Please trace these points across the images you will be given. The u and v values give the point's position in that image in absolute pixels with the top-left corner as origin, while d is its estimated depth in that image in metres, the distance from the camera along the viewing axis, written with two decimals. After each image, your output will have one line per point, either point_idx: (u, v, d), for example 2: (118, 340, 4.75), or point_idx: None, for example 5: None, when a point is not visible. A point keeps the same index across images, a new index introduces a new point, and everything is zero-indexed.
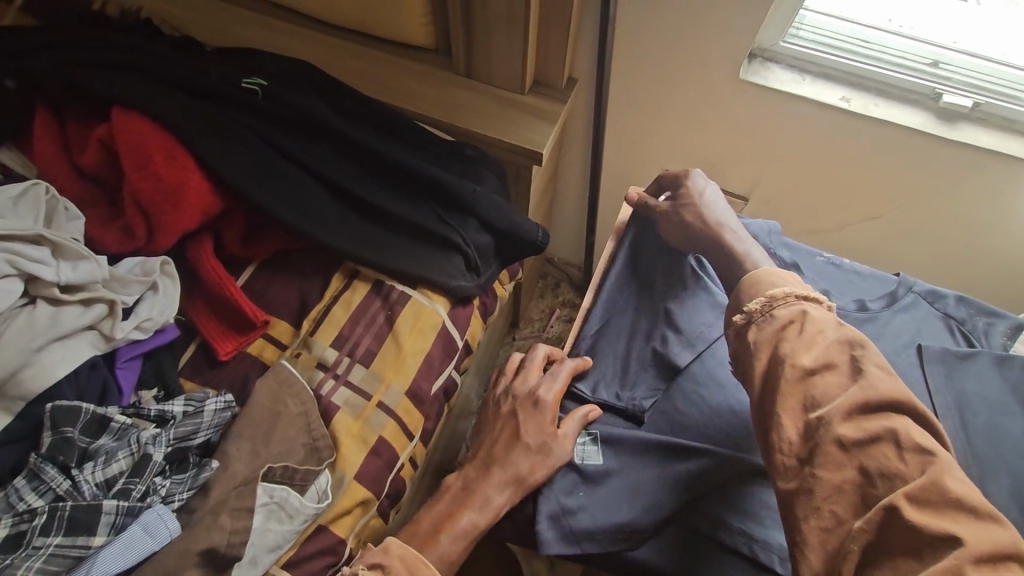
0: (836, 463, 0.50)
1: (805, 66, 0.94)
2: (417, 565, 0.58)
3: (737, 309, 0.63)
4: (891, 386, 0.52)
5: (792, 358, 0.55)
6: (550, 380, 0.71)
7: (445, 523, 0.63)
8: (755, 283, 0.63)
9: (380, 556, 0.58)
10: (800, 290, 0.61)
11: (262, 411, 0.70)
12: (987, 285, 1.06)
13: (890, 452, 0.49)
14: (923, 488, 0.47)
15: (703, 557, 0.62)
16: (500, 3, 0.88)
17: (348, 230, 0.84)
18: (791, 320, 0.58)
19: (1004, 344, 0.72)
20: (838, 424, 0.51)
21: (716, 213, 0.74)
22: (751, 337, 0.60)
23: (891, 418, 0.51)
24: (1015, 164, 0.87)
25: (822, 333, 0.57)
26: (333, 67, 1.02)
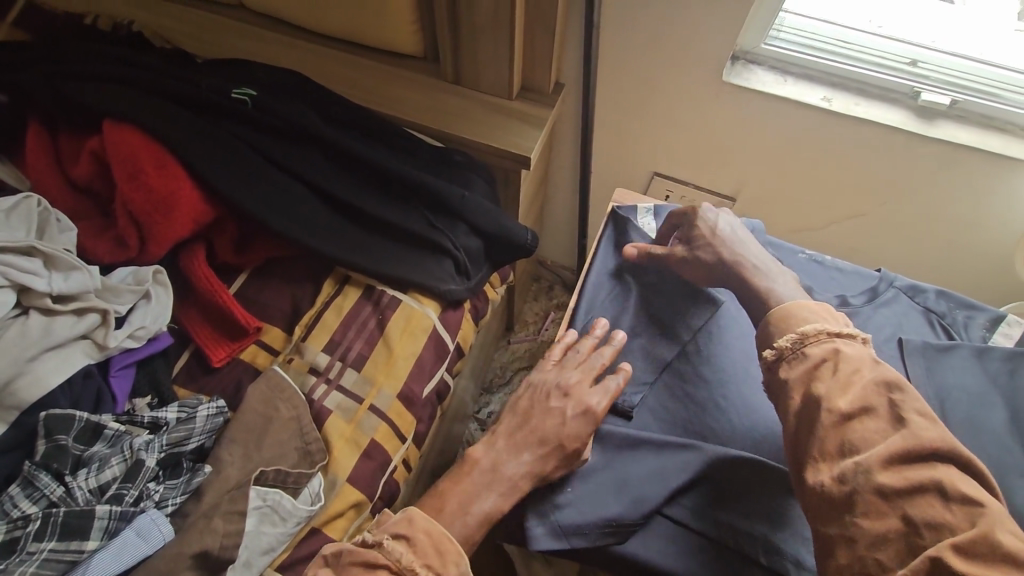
0: (878, 510, 0.48)
1: (786, 68, 0.95)
2: (442, 543, 0.58)
3: (767, 343, 0.61)
4: (937, 434, 0.50)
5: (830, 402, 0.53)
6: (605, 391, 0.68)
7: (470, 505, 0.62)
8: (786, 318, 0.61)
9: (404, 527, 0.59)
10: (832, 326, 0.59)
11: (253, 416, 0.71)
12: (976, 283, 1.07)
13: (936, 504, 0.47)
14: (973, 539, 0.44)
15: (695, 554, 0.62)
16: (485, 11, 0.89)
17: (339, 236, 0.85)
18: (824, 359, 0.56)
19: (983, 336, 0.73)
20: (877, 472, 0.48)
21: (737, 246, 0.72)
22: (782, 375, 0.58)
23: (936, 469, 0.48)
24: (995, 160, 0.89)
25: (858, 373, 0.55)
26: (323, 76, 1.03)
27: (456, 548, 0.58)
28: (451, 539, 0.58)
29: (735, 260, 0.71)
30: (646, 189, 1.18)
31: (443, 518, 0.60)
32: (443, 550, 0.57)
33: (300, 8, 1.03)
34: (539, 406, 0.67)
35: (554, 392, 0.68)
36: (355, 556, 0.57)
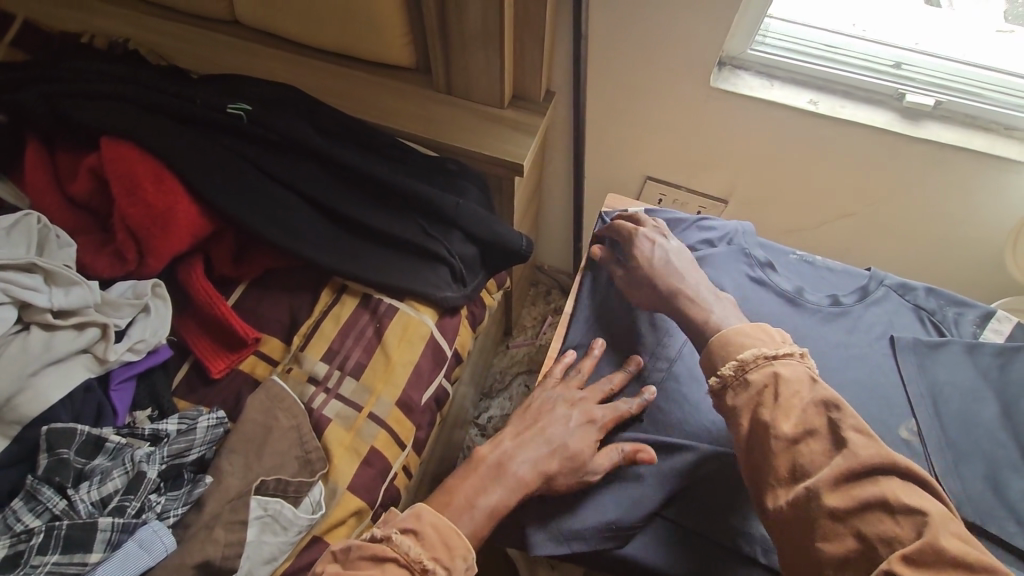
0: (835, 534, 0.49)
1: (773, 72, 0.97)
2: (449, 538, 0.58)
3: (711, 372, 0.61)
4: (875, 451, 0.51)
5: (775, 428, 0.54)
6: (614, 408, 0.70)
7: (477, 498, 0.62)
8: (725, 343, 0.61)
9: (412, 521, 0.59)
10: (769, 349, 0.59)
11: (253, 426, 0.71)
12: (970, 279, 1.08)
13: (885, 519, 0.48)
14: (920, 548, 0.45)
15: (694, 555, 0.63)
16: (475, 21, 0.91)
17: (336, 246, 0.86)
18: (764, 385, 0.57)
19: (973, 332, 0.74)
20: (826, 496, 0.50)
21: (671, 275, 0.72)
22: (728, 401, 0.59)
23: (880, 484, 0.49)
24: (979, 158, 0.90)
25: (797, 394, 0.55)
26: (316, 89, 1.05)
27: (464, 542, 0.58)
28: (458, 533, 0.59)
29: (674, 291, 0.71)
30: (640, 193, 1.20)
31: (448, 512, 0.61)
32: (451, 545, 0.57)
33: (293, 23, 1.04)
34: (545, 412, 0.70)
35: (564, 402, 0.70)
36: (366, 550, 0.57)
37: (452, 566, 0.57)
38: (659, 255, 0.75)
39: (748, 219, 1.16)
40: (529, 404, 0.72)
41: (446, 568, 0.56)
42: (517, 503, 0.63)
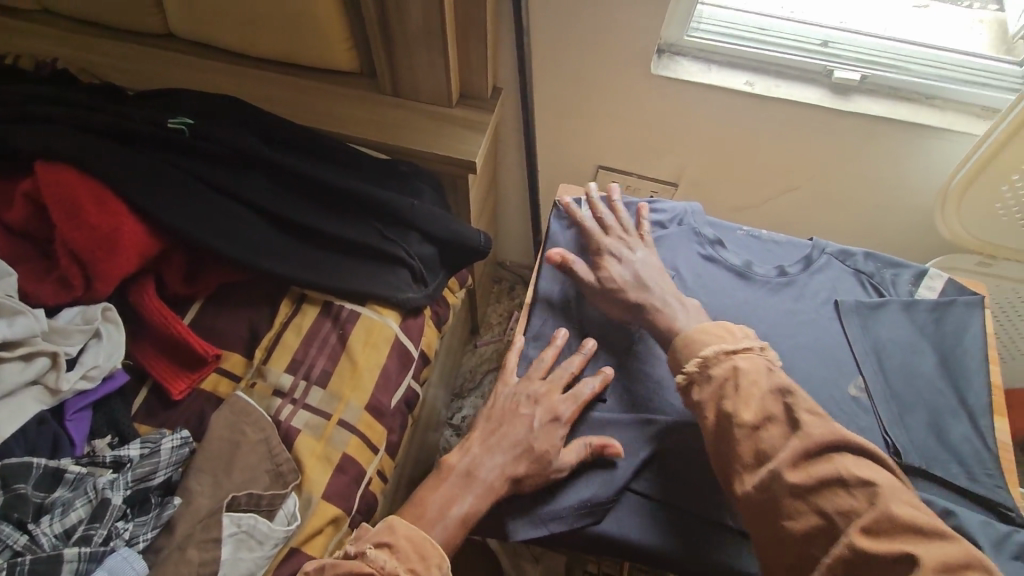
0: (798, 511, 0.52)
1: (709, 56, 1.00)
2: (422, 546, 0.59)
3: (677, 369, 0.64)
4: (825, 430, 0.55)
5: (736, 418, 0.57)
6: (576, 399, 0.70)
7: (448, 507, 0.63)
8: (689, 342, 0.65)
9: (385, 534, 0.60)
10: (730, 345, 0.62)
11: (220, 443, 0.70)
12: (907, 243, 1.14)
13: (841, 493, 0.52)
14: (874, 518, 0.49)
15: (666, 525, 0.65)
16: (417, 22, 0.92)
17: (292, 257, 0.86)
18: (726, 378, 0.60)
19: (909, 290, 0.77)
20: (787, 475, 0.53)
21: (641, 290, 0.73)
22: (693, 397, 0.62)
23: (835, 460, 0.53)
24: (905, 127, 0.95)
25: (756, 385, 0.58)
26: (261, 100, 1.04)
27: (439, 550, 0.59)
28: (432, 541, 0.60)
29: (640, 304, 0.72)
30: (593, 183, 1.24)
31: (422, 520, 0.63)
32: (426, 554, 0.58)
33: (231, 34, 1.03)
34: (511, 413, 0.70)
35: (527, 397, 0.70)
36: (340, 567, 0.58)
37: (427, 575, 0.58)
38: (625, 273, 0.75)
39: (699, 201, 1.20)
40: (493, 402, 0.72)
41: None
42: (489, 509, 0.64)
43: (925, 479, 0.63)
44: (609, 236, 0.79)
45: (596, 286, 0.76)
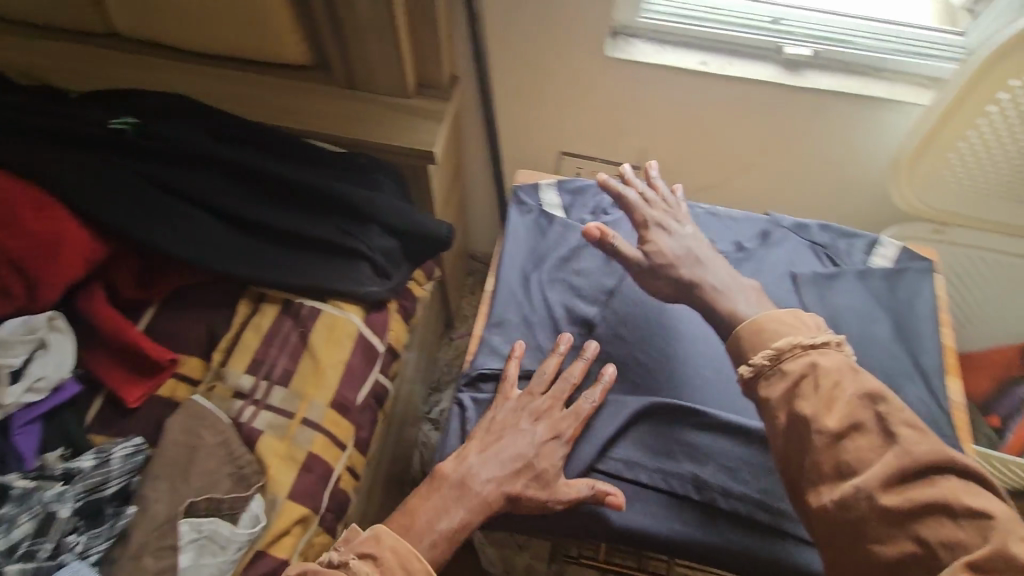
0: (891, 536, 0.49)
1: (663, 37, 1.00)
2: (409, 563, 0.54)
3: (742, 359, 0.61)
4: (928, 448, 0.51)
5: (817, 422, 0.53)
6: (579, 415, 0.64)
7: (438, 520, 0.57)
8: (758, 331, 0.61)
9: (371, 545, 0.55)
10: (807, 338, 0.59)
11: (176, 448, 0.68)
12: (866, 216, 1.15)
13: (946, 522, 0.48)
14: (988, 556, 0.45)
15: (633, 502, 0.61)
16: (366, 11, 0.90)
17: (250, 256, 0.83)
18: (802, 374, 0.57)
19: (864, 259, 0.79)
20: (882, 496, 0.50)
21: (694, 267, 0.68)
22: (762, 394, 0.58)
23: (939, 485, 0.50)
24: (856, 101, 0.96)
25: (839, 388, 0.55)
26: (212, 98, 1.01)
27: (424, 565, 0.54)
28: (419, 557, 0.54)
29: (693, 282, 0.67)
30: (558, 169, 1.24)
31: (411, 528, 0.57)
32: (410, 569, 0.54)
33: (176, 31, 1.00)
34: (511, 425, 0.63)
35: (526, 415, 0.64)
36: None
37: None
38: (676, 247, 0.69)
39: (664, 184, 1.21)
40: (492, 414, 0.65)
41: None
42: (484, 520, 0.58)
43: None
44: (653, 207, 0.73)
45: (643, 263, 0.69)
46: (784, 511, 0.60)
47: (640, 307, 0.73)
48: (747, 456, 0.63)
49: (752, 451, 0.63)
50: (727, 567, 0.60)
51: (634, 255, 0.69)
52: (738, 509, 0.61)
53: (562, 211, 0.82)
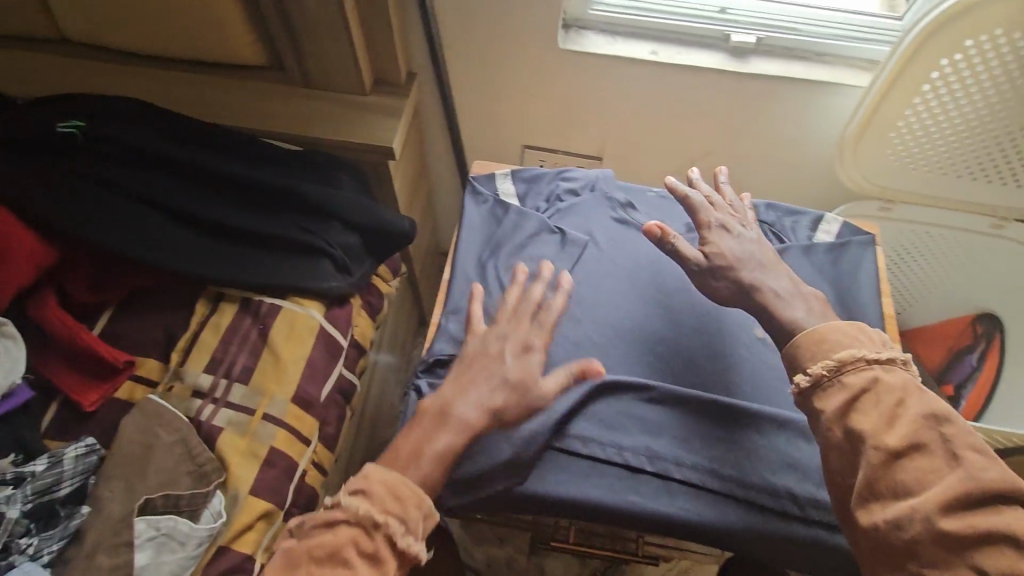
0: (945, 561, 0.48)
1: (615, 28, 1.02)
2: (398, 488, 0.54)
3: (799, 367, 0.59)
4: (995, 474, 0.50)
5: (875, 439, 0.52)
6: (545, 321, 0.67)
7: (424, 448, 0.57)
8: (819, 341, 0.59)
9: (359, 482, 0.54)
10: (871, 351, 0.57)
11: (131, 447, 0.67)
12: (817, 199, 1.19)
13: (1008, 553, 0.47)
14: None
15: (590, 477, 0.63)
16: (317, 9, 0.90)
17: (206, 255, 0.83)
18: (864, 388, 0.55)
19: (808, 236, 0.82)
20: (940, 520, 0.48)
21: (753, 271, 0.67)
22: (816, 406, 0.57)
23: (1003, 514, 0.48)
24: (800, 85, 0.99)
25: (904, 406, 0.53)
26: (165, 101, 1.01)
27: (415, 490, 0.54)
28: (409, 483, 0.54)
29: (755, 285, 0.66)
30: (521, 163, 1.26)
31: (398, 462, 0.57)
32: (401, 495, 0.53)
33: (124, 34, 0.99)
34: (479, 354, 0.64)
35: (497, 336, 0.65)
36: (316, 518, 0.54)
37: (406, 515, 0.53)
38: (738, 250, 0.69)
39: (624, 174, 1.23)
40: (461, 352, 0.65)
41: (400, 520, 0.52)
42: (467, 443, 0.58)
43: None
44: (719, 209, 0.73)
45: (701, 265, 0.69)
46: (736, 477, 0.63)
47: (590, 290, 0.76)
48: (699, 427, 0.66)
49: (703, 423, 0.66)
50: (684, 535, 0.62)
51: (692, 257, 0.69)
52: (689, 478, 0.63)
53: (516, 199, 0.84)
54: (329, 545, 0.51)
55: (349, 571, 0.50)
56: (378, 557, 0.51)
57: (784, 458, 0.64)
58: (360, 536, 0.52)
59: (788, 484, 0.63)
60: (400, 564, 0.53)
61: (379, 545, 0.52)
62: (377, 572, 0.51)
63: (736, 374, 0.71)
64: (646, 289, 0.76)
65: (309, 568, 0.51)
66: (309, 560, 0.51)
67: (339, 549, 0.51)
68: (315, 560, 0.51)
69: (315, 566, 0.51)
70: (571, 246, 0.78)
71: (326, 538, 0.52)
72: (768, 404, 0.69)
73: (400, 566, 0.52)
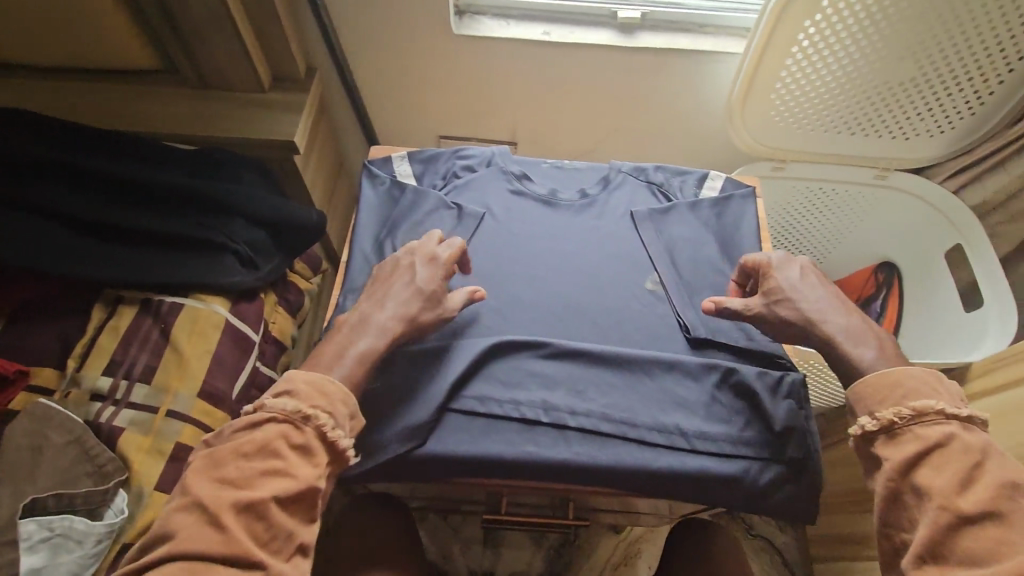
0: None
1: (507, 12, 1.05)
2: (325, 386, 0.56)
3: (871, 411, 0.58)
4: None
5: (946, 499, 0.52)
6: (453, 244, 0.70)
7: (346, 350, 0.60)
8: (893, 386, 0.58)
9: (284, 384, 0.56)
10: (951, 406, 0.56)
11: (19, 452, 0.65)
12: (721, 166, 1.26)
13: None
14: None
15: (488, 433, 0.65)
16: (198, 6, 0.89)
17: (100, 258, 0.81)
18: (938, 442, 0.54)
19: (695, 193, 0.87)
20: None
21: (813, 306, 0.66)
22: (881, 452, 0.56)
23: None
24: (685, 56, 1.04)
25: (980, 469, 0.53)
26: (57, 111, 0.99)
27: (341, 386, 0.56)
28: (333, 380, 0.57)
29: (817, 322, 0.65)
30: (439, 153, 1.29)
31: (320, 366, 0.58)
32: (326, 391, 0.55)
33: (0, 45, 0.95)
34: (391, 267, 0.68)
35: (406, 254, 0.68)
36: (239, 423, 0.54)
37: (334, 410, 0.55)
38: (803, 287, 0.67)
39: (540, 154, 1.28)
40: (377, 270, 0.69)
41: (330, 413, 0.55)
42: (387, 348, 0.61)
43: (711, 346, 0.73)
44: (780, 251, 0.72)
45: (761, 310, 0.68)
46: (627, 419, 0.66)
47: (490, 260, 0.78)
48: (593, 376, 0.68)
49: (596, 372, 0.69)
50: (581, 480, 0.65)
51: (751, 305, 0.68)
52: (584, 424, 0.65)
53: (414, 179, 0.86)
54: (257, 441, 0.53)
55: (283, 462, 0.52)
56: (310, 448, 0.53)
57: (673, 398, 0.68)
58: (291, 430, 0.54)
59: (676, 420, 0.66)
60: (331, 457, 0.55)
61: (311, 438, 0.54)
62: (310, 464, 0.53)
63: (627, 326, 0.75)
64: (542, 253, 0.79)
65: (238, 463, 0.52)
66: (238, 455, 0.52)
67: (269, 442, 0.52)
68: (243, 453, 0.52)
69: (245, 460, 0.52)
70: (468, 219, 0.80)
71: (254, 436, 0.53)
72: (659, 350, 0.73)
73: (330, 459, 0.55)
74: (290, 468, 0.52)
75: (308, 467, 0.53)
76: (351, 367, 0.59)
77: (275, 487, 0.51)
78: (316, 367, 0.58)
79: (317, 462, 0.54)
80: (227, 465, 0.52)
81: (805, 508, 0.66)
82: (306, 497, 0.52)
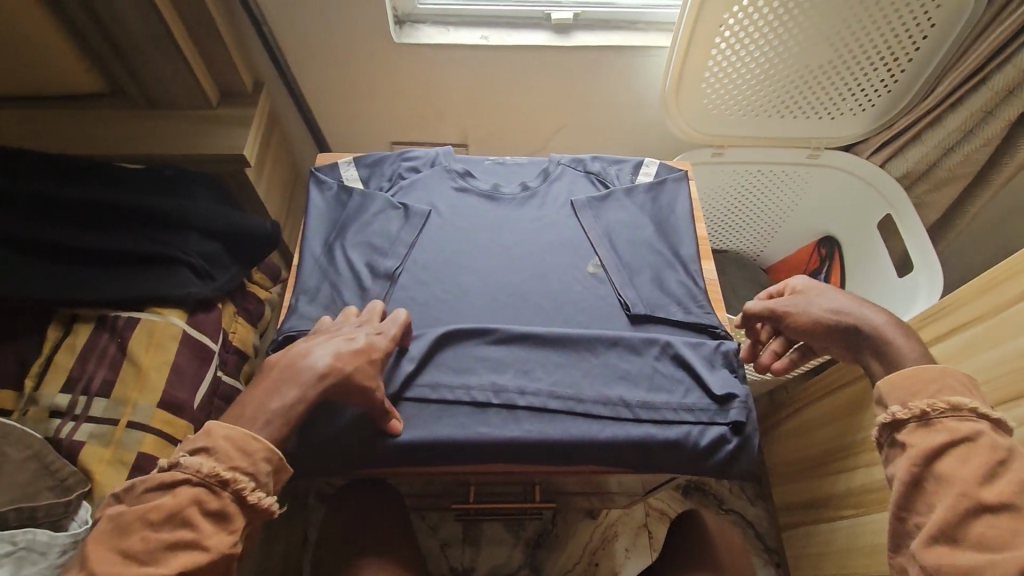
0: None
1: (445, 19, 1.09)
2: (246, 443, 0.56)
3: (906, 401, 0.61)
4: None
5: (967, 486, 0.55)
6: (396, 318, 0.70)
7: (270, 401, 0.60)
8: (927, 382, 0.61)
9: (203, 440, 0.56)
10: (981, 407, 0.59)
11: None
12: (664, 154, 1.31)
13: None
14: None
15: (442, 417, 0.68)
16: (139, 28, 0.91)
17: (50, 278, 0.82)
18: (967, 437, 0.57)
19: (631, 179, 0.92)
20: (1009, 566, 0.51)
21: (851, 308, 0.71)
22: (907, 440, 0.60)
23: None
24: (619, 52, 1.09)
25: (1003, 464, 0.56)
26: (7, 138, 0.99)
27: (264, 444, 0.57)
28: (257, 437, 0.57)
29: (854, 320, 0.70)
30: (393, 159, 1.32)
31: (243, 421, 0.59)
32: (248, 450, 0.56)
33: None
34: (332, 326, 0.69)
35: (351, 326, 0.69)
36: (151, 481, 0.55)
37: (256, 471, 0.56)
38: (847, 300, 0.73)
39: (490, 153, 1.32)
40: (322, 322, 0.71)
41: (248, 473, 0.56)
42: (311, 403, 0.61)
43: (650, 321, 0.78)
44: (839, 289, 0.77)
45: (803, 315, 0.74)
46: (573, 395, 0.70)
47: (438, 255, 0.81)
48: (539, 357, 0.72)
49: (541, 353, 0.73)
50: (533, 456, 0.68)
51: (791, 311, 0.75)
52: (534, 402, 0.69)
53: (361, 183, 0.89)
54: (164, 510, 0.53)
55: (193, 530, 0.53)
56: (224, 514, 0.54)
57: (617, 372, 0.72)
58: (204, 495, 0.54)
59: (620, 393, 0.70)
60: (249, 516, 0.57)
61: (225, 502, 0.55)
62: (222, 528, 0.54)
63: (571, 307, 0.78)
64: (490, 246, 0.83)
65: (145, 533, 0.53)
66: (145, 525, 0.52)
67: (180, 510, 0.53)
68: (151, 523, 0.53)
69: (151, 530, 0.53)
70: (415, 218, 0.84)
71: (162, 499, 0.53)
72: (602, 328, 0.77)
73: (248, 519, 0.56)
74: (202, 537, 0.53)
75: (221, 534, 0.54)
76: (276, 428, 0.59)
77: (186, 558, 0.52)
78: (239, 422, 0.59)
79: (231, 528, 0.55)
80: (134, 536, 0.52)
81: (750, 465, 0.70)
82: (219, 563, 0.54)
